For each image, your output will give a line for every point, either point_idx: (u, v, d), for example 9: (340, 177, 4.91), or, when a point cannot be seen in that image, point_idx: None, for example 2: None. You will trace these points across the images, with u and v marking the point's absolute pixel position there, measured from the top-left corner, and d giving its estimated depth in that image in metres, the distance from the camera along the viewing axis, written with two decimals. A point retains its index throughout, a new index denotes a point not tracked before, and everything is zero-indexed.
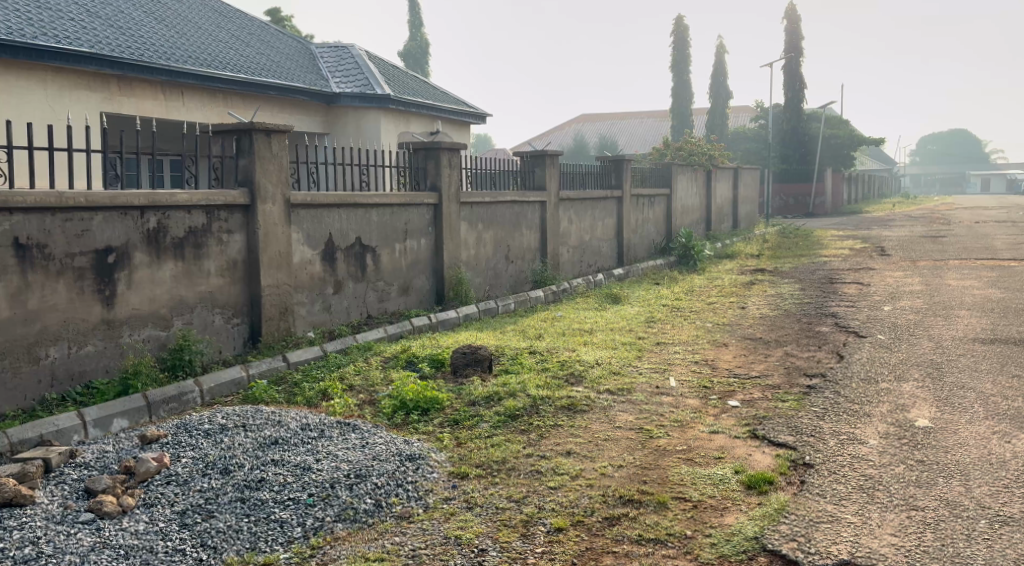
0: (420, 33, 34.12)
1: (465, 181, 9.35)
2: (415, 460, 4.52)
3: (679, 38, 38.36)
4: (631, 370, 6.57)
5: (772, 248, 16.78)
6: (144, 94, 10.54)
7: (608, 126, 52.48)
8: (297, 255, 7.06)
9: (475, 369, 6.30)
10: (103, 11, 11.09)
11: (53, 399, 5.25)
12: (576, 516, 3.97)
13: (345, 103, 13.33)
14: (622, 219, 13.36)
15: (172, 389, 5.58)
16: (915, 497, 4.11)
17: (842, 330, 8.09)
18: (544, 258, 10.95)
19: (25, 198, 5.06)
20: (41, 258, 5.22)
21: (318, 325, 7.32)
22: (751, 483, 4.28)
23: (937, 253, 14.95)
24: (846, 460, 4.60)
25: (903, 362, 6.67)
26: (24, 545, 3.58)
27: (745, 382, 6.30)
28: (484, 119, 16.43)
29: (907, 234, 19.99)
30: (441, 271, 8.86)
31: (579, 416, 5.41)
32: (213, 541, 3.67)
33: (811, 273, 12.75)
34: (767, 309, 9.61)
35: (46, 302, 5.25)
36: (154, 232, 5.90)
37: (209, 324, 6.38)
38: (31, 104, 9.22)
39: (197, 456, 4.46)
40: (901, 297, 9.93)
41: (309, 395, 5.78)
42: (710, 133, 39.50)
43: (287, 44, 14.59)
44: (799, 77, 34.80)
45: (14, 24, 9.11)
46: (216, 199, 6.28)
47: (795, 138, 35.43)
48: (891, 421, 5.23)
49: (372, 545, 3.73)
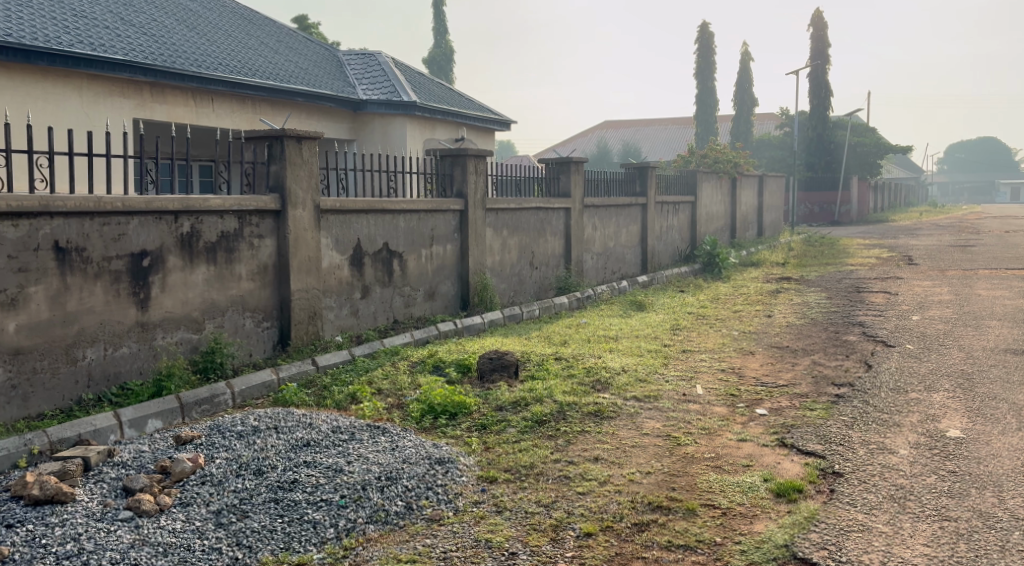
0: (445, 40, 34.36)
1: (491, 187, 9.39)
2: (445, 463, 4.56)
3: (704, 45, 38.22)
4: (657, 377, 6.56)
5: (798, 257, 16.64)
6: (176, 101, 10.69)
7: (632, 133, 52.43)
8: (326, 259, 7.14)
9: (502, 374, 6.33)
10: (136, 19, 11.29)
11: (90, 399, 5.36)
12: (606, 521, 3.99)
13: (372, 110, 13.46)
14: (646, 226, 13.35)
15: (204, 391, 5.66)
16: (947, 507, 4.09)
17: (870, 340, 8.04)
18: (569, 265, 10.97)
19: (65, 202, 5.17)
20: (79, 261, 5.33)
21: (345, 329, 7.39)
22: (780, 491, 4.28)
23: (966, 262, 14.78)
24: (876, 469, 4.58)
25: (933, 373, 6.62)
26: (66, 541, 3.66)
27: (772, 391, 6.28)
28: (509, 126, 16.51)
29: (934, 243, 19.75)
30: (467, 277, 8.91)
31: (606, 422, 5.43)
32: (249, 540, 3.73)
33: (837, 282, 12.65)
34: (794, 317, 9.54)
35: (84, 304, 5.36)
36: (187, 236, 5.99)
37: (239, 327, 6.47)
38: (67, 111, 9.42)
39: (231, 457, 4.52)
40: (929, 306, 9.84)
41: (338, 398, 5.85)
42: (734, 140, 39.29)
43: (315, 51, 14.75)
44: (825, 84, 34.44)
45: (51, 33, 9.31)
46: (248, 204, 6.37)
47: (821, 145, 35.13)
48: (921, 431, 5.20)
49: (403, 547, 3.78)
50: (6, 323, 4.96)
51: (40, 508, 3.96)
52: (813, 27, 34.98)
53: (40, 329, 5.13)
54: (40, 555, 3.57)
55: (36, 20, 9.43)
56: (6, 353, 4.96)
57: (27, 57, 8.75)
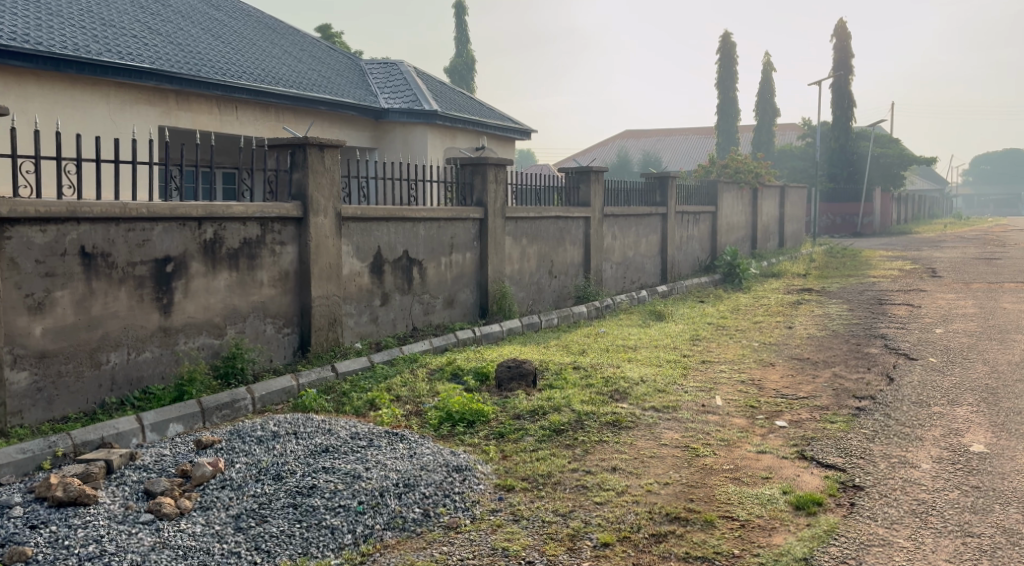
0: (466, 49, 34.53)
1: (510, 196, 9.41)
2: (462, 472, 4.58)
3: (724, 55, 38.18)
4: (676, 388, 6.53)
5: (820, 268, 16.53)
6: (201, 109, 10.82)
7: (653, 143, 52.40)
8: (347, 266, 7.18)
9: (520, 383, 6.34)
10: (163, 29, 11.45)
11: (113, 403, 5.42)
12: (622, 532, 3.98)
13: (394, 118, 13.52)
14: (666, 236, 13.32)
15: (225, 396, 5.71)
16: (970, 523, 4.04)
17: (892, 352, 7.97)
18: (588, 274, 10.95)
19: (92, 208, 5.25)
20: (105, 266, 5.40)
21: (365, 336, 7.44)
22: (799, 504, 4.24)
23: (992, 275, 14.63)
24: (898, 483, 4.54)
25: (957, 387, 6.55)
26: (88, 543, 3.70)
27: (792, 403, 6.23)
28: (530, 136, 16.52)
29: (960, 255, 19.53)
30: (486, 285, 8.93)
31: (624, 432, 5.41)
32: (267, 545, 3.76)
33: (859, 294, 12.54)
34: (815, 329, 9.46)
35: (108, 309, 5.43)
36: (210, 243, 6.05)
37: (261, 333, 6.53)
38: (94, 118, 9.56)
39: (251, 462, 4.56)
40: (953, 319, 9.73)
41: (357, 404, 5.89)
42: (755, 151, 39.13)
43: (338, 60, 14.89)
44: (848, 96, 34.23)
45: (81, 41, 9.47)
46: (270, 211, 6.43)
47: (843, 157, 34.91)
48: (943, 445, 5.14)
49: (420, 554, 3.80)
50: (33, 326, 5.04)
51: (64, 509, 4.01)
52: (836, 37, 34.76)
53: (66, 333, 5.21)
54: (63, 555, 3.62)
55: (65, 29, 9.61)
56: (32, 357, 5.04)
57: (56, 65, 8.92)
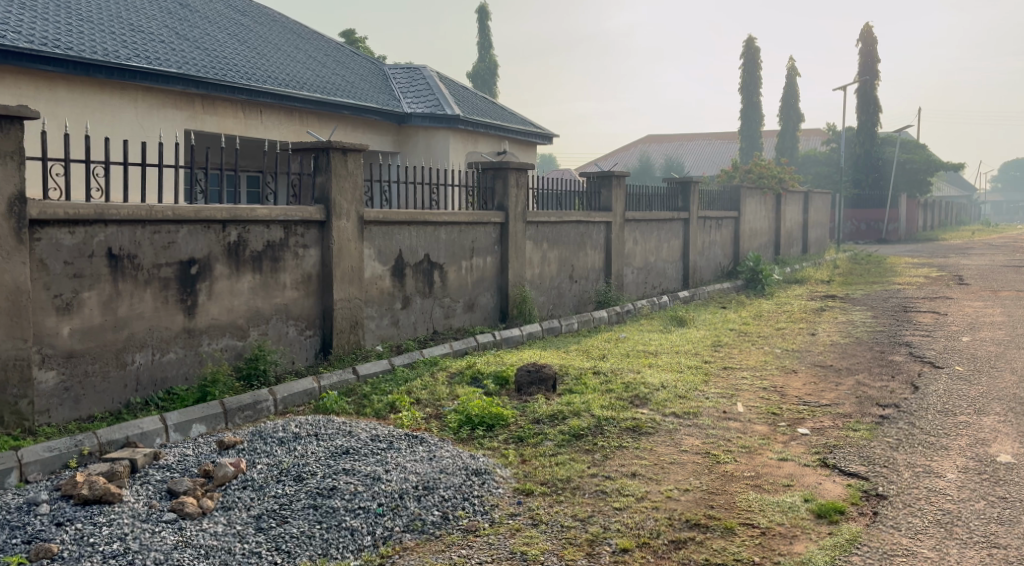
0: (490, 55, 34.63)
1: (531, 200, 9.41)
2: (482, 475, 4.59)
3: (748, 59, 37.98)
4: (697, 395, 6.48)
5: (844, 275, 16.34)
6: (227, 113, 10.93)
7: (676, 147, 52.25)
8: (369, 269, 7.22)
9: (540, 387, 6.34)
10: (191, 34, 11.60)
11: (138, 403, 5.49)
12: (642, 538, 3.97)
13: (416, 123, 13.59)
14: (688, 241, 13.26)
15: (248, 397, 5.76)
16: (997, 534, 3.98)
17: (917, 360, 7.88)
18: (609, 279, 10.93)
19: (119, 210, 5.32)
20: (131, 268, 5.47)
21: (386, 339, 7.48)
22: (821, 512, 4.21)
23: (1020, 283, 14.41)
24: (922, 493, 4.48)
25: (983, 396, 6.46)
26: (113, 541, 3.75)
27: (815, 410, 6.18)
28: (551, 140, 16.52)
29: (988, 262, 19.28)
30: (506, 289, 8.94)
31: (644, 438, 5.40)
32: (288, 545, 3.78)
33: (884, 301, 12.41)
34: (838, 336, 9.37)
35: (134, 310, 5.50)
36: (234, 245, 6.11)
37: (283, 335, 6.58)
38: (122, 121, 9.69)
39: (272, 463, 4.59)
40: (981, 327, 9.60)
41: (378, 407, 5.92)
42: (780, 156, 38.86)
43: (361, 65, 15.00)
44: (873, 101, 33.90)
45: (110, 47, 9.62)
46: (293, 214, 6.49)
47: (869, 163, 34.57)
48: (970, 455, 5.07)
49: (439, 557, 3.80)
50: (61, 327, 5.11)
51: (89, 507, 4.07)
52: (861, 42, 34.46)
53: (93, 333, 5.28)
54: (88, 553, 3.66)
55: (95, 35, 9.76)
56: (60, 356, 5.11)
57: (86, 70, 9.07)
